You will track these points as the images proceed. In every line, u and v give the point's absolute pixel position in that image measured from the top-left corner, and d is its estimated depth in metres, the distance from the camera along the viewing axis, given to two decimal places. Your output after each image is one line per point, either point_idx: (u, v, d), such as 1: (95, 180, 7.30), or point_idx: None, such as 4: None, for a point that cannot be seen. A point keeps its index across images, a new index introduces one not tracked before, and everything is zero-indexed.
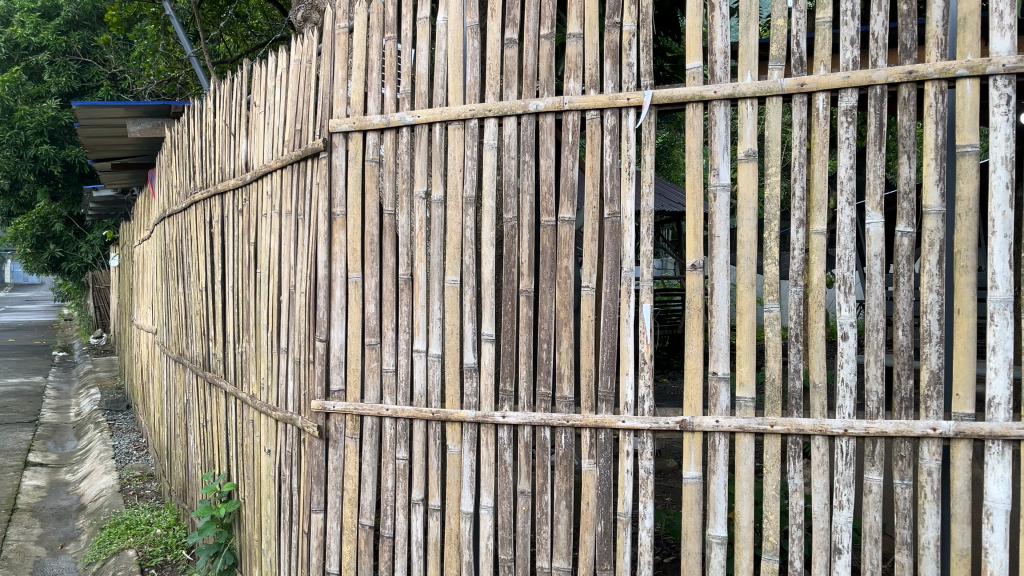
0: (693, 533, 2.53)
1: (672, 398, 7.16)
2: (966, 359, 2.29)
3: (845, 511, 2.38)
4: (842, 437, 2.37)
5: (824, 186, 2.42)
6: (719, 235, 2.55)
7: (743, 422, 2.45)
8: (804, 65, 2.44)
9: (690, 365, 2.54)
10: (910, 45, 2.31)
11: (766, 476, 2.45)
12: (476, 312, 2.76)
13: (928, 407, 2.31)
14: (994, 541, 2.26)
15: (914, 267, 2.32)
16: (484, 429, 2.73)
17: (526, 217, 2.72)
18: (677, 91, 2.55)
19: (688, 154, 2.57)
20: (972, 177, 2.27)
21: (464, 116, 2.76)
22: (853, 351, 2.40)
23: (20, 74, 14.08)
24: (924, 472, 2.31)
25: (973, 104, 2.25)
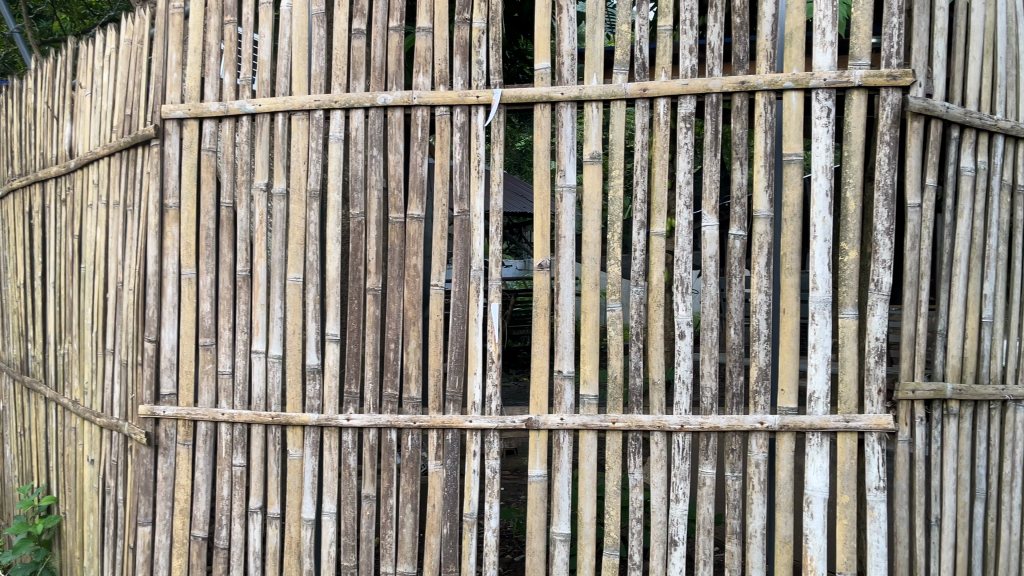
0: (537, 532, 2.55)
1: (520, 397, 7.24)
2: (790, 356, 2.43)
3: (681, 504, 2.47)
4: (679, 432, 2.45)
5: (664, 189, 2.50)
6: (565, 235, 2.57)
7: (586, 419, 2.50)
8: (646, 71, 2.50)
9: (537, 363, 2.55)
10: (742, 56, 2.43)
11: (607, 473, 2.50)
12: (320, 311, 2.67)
13: (757, 403, 2.43)
14: (813, 528, 2.40)
15: (744, 270, 2.44)
16: (328, 433, 2.63)
17: (373, 213, 2.64)
18: (525, 90, 2.56)
19: (536, 154, 2.58)
20: (796, 185, 2.41)
21: (309, 106, 2.65)
22: (689, 349, 2.47)
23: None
24: (752, 464, 2.42)
25: (798, 115, 2.38)
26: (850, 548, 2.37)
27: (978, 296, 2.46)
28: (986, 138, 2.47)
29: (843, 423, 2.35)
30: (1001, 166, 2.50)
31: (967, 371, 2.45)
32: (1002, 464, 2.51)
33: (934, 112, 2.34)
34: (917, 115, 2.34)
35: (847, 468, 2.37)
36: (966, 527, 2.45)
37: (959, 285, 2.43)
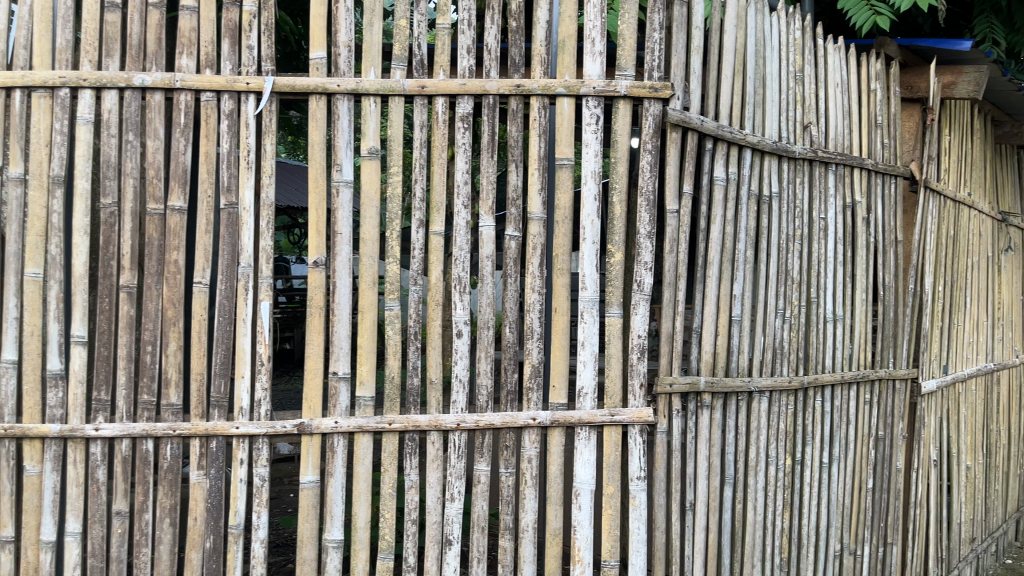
0: (309, 540, 2.45)
1: (294, 402, 6.95)
2: (561, 353, 2.51)
3: (456, 503, 2.47)
4: (454, 431, 2.45)
5: (442, 188, 2.48)
6: (341, 232, 2.49)
7: (361, 421, 2.43)
8: (425, 68, 2.48)
9: (310, 364, 2.45)
10: (518, 60, 2.47)
11: (382, 475, 2.46)
12: (64, 311, 2.41)
13: (530, 399, 2.49)
14: (581, 519, 2.48)
15: (519, 270, 2.49)
16: (72, 445, 2.38)
17: (128, 203, 2.42)
18: (298, 80, 2.45)
19: (311, 147, 2.48)
20: (568, 189, 2.49)
21: (52, 83, 2.38)
22: (466, 348, 2.48)
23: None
24: (525, 460, 2.47)
25: (570, 120, 2.46)
26: (614, 536, 2.49)
27: (729, 296, 2.68)
28: (736, 150, 2.68)
29: (609, 416, 2.46)
30: (748, 176, 2.73)
31: (718, 365, 2.65)
32: (748, 450, 2.74)
33: (690, 124, 2.51)
34: (676, 126, 2.50)
35: (612, 460, 2.48)
36: (716, 510, 2.65)
37: (711, 285, 2.63)
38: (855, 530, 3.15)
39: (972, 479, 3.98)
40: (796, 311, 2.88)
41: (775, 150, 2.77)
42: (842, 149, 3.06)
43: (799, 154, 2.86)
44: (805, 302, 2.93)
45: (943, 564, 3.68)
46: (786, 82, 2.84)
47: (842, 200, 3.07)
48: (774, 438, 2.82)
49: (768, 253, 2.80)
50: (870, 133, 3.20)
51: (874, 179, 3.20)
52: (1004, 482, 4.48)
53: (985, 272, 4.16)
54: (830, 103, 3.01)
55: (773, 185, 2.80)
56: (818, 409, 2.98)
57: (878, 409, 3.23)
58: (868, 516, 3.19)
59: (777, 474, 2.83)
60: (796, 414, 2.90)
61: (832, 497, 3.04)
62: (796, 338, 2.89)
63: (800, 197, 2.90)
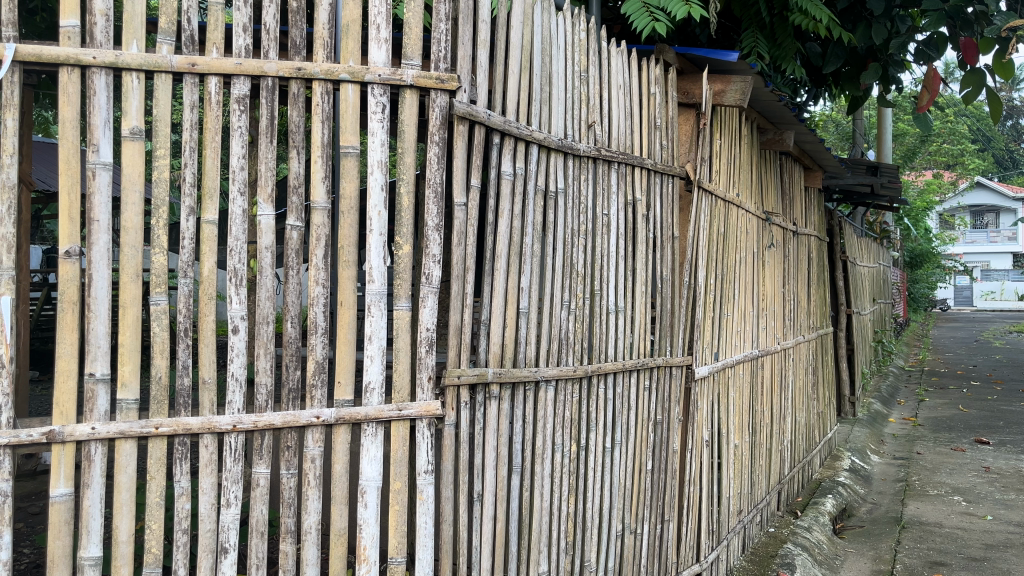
0: (61, 559, 2.22)
1: (47, 408, 6.23)
2: (347, 348, 2.43)
3: (232, 509, 2.33)
4: (230, 433, 2.31)
5: (215, 173, 2.32)
6: (99, 219, 2.26)
7: (123, 426, 2.22)
8: (195, 44, 2.31)
9: (61, 366, 2.21)
10: (299, 43, 2.36)
11: (148, 483, 2.27)
12: None
13: (313, 397, 2.38)
14: (367, 517, 2.42)
15: (302, 261, 2.37)
16: None
17: None
18: (45, 49, 2.19)
19: (62, 125, 2.23)
20: (353, 178, 2.42)
21: None
22: (243, 345, 2.34)
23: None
24: (308, 460, 2.37)
25: (354, 108, 2.38)
26: (401, 532, 2.45)
27: (516, 288, 2.72)
28: (523, 145, 2.72)
29: (396, 411, 2.42)
30: (535, 171, 2.78)
31: (506, 356, 2.69)
32: (535, 438, 2.81)
33: (477, 118, 2.52)
34: (462, 119, 2.49)
35: (399, 455, 2.44)
36: (504, 499, 2.69)
37: (499, 278, 2.66)
38: (635, 509, 3.33)
39: (739, 456, 4.34)
40: (580, 304, 2.99)
41: (560, 147, 2.85)
42: (623, 148, 3.21)
43: (583, 152, 2.97)
44: (589, 294, 3.05)
45: (713, 536, 3.99)
46: (571, 82, 2.93)
47: (624, 197, 3.22)
48: (560, 426, 2.91)
49: (555, 247, 2.88)
50: (649, 134, 3.38)
51: (653, 178, 3.39)
52: (767, 458, 4.95)
53: (751, 266, 4.55)
54: (613, 104, 3.14)
55: (559, 180, 2.88)
56: (601, 396, 3.11)
57: (656, 394, 3.44)
58: (647, 495, 3.39)
59: (562, 461, 2.92)
60: (580, 402, 3.02)
61: (615, 479, 3.19)
62: (580, 329, 3.00)
63: (584, 194, 3.01)
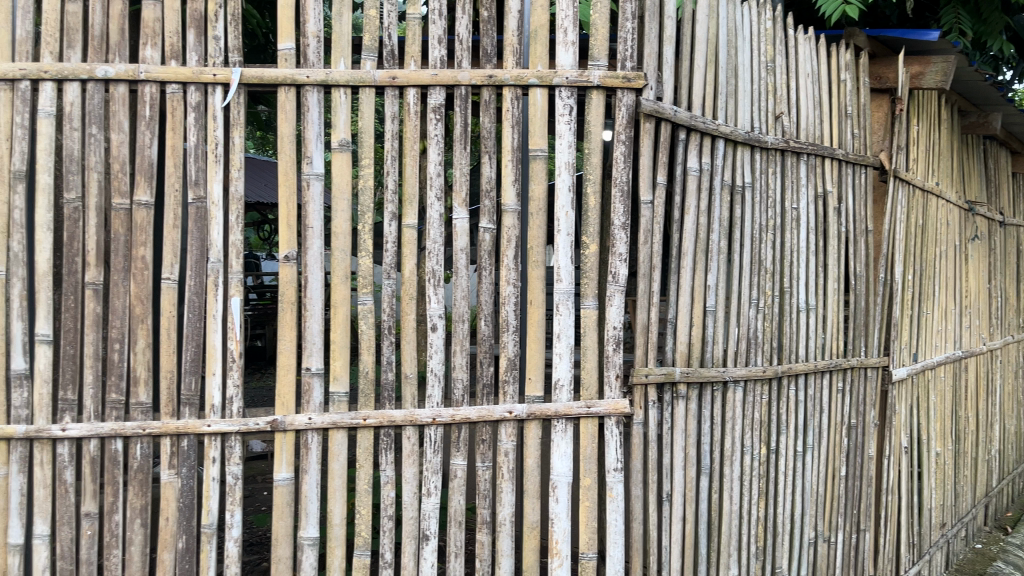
0: (284, 538, 2.42)
1: (262, 399, 6.83)
2: (537, 346, 2.48)
3: (432, 498, 2.45)
4: (431, 425, 2.43)
5: (415, 180, 2.45)
6: (313, 226, 2.45)
7: (336, 417, 2.40)
8: (395, 59, 2.45)
9: (282, 361, 2.42)
10: (490, 51, 2.45)
11: (358, 471, 2.43)
12: (28, 309, 2.36)
13: (506, 392, 2.46)
14: (558, 512, 2.47)
15: (493, 262, 2.46)
16: (39, 446, 2.34)
17: (92, 198, 2.38)
18: (267, 71, 2.40)
19: (280, 140, 2.44)
20: (542, 180, 2.47)
21: (11, 75, 2.34)
22: (441, 342, 2.47)
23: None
24: (501, 454, 2.45)
25: (543, 111, 2.44)
26: (592, 528, 2.48)
27: (703, 286, 2.68)
28: (709, 140, 2.68)
29: (585, 408, 2.44)
30: (721, 167, 2.73)
31: (694, 355, 2.65)
32: (723, 439, 2.75)
33: (663, 115, 2.50)
34: (649, 116, 2.49)
35: (589, 452, 2.46)
36: (693, 500, 2.66)
37: (686, 275, 2.63)
38: (829, 517, 3.18)
39: (941, 465, 4.04)
40: (769, 302, 2.89)
41: (747, 141, 2.78)
42: (812, 139, 3.08)
43: (771, 144, 2.87)
44: (778, 291, 2.94)
45: (914, 549, 3.73)
46: (757, 73, 2.84)
47: (814, 190, 3.09)
48: (749, 427, 2.83)
49: (742, 244, 2.80)
50: (840, 123, 3.21)
51: (845, 169, 3.22)
52: (972, 468, 4.56)
53: (953, 260, 4.22)
54: (801, 94, 3.02)
55: (746, 175, 2.80)
56: (791, 397, 3.00)
57: (851, 397, 3.27)
58: (841, 503, 3.23)
59: (752, 464, 2.84)
60: (770, 403, 2.92)
61: (807, 484, 3.07)
62: (769, 328, 2.90)
63: (772, 187, 2.91)
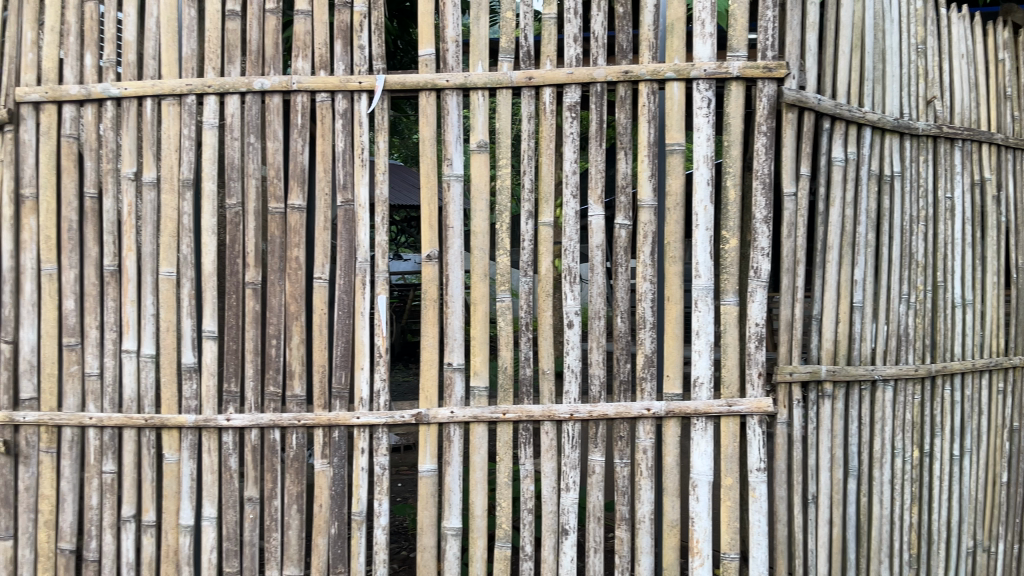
0: (429, 527, 2.51)
1: (402, 394, 7.11)
2: (675, 343, 2.45)
3: (571, 493, 2.47)
4: (568, 421, 2.44)
5: (551, 178, 2.47)
6: (453, 226, 2.52)
7: (477, 411, 2.46)
8: (531, 59, 2.48)
9: (426, 356, 2.51)
10: (626, 46, 2.44)
11: (498, 464, 2.48)
12: (196, 307, 2.54)
13: (643, 389, 2.44)
14: (699, 511, 2.44)
15: (630, 259, 2.43)
16: (206, 434, 2.52)
17: (252, 203, 2.54)
18: (409, 77, 2.49)
19: (422, 143, 2.52)
20: (679, 174, 2.44)
21: (179, 90, 2.51)
22: (578, 339, 2.46)
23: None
24: (640, 451, 2.44)
25: (680, 105, 2.40)
26: (734, 529, 2.43)
27: (850, 281, 2.57)
28: (855, 129, 2.57)
29: (726, 407, 2.40)
30: (869, 156, 2.61)
31: (840, 353, 2.56)
32: (873, 441, 2.63)
33: (807, 104, 2.42)
34: (792, 106, 2.41)
35: (730, 451, 2.42)
36: (840, 504, 2.56)
37: (831, 271, 2.54)
38: (989, 525, 2.98)
39: None
40: (922, 297, 2.74)
41: (896, 128, 2.64)
42: (968, 124, 2.89)
43: (923, 131, 2.72)
44: (931, 286, 2.79)
45: None
46: (907, 56, 2.71)
47: (970, 177, 2.90)
48: (900, 429, 2.70)
49: (892, 236, 2.67)
50: (999, 105, 3.00)
51: (1005, 154, 3.01)
52: None
53: None
54: (955, 77, 2.85)
55: (895, 163, 2.67)
56: (947, 398, 2.83)
57: (1013, 398, 3.05)
58: (1003, 511, 3.02)
59: (904, 467, 2.71)
60: (923, 404, 2.77)
61: (965, 490, 2.89)
62: (922, 325, 2.76)
63: (924, 176, 2.76)
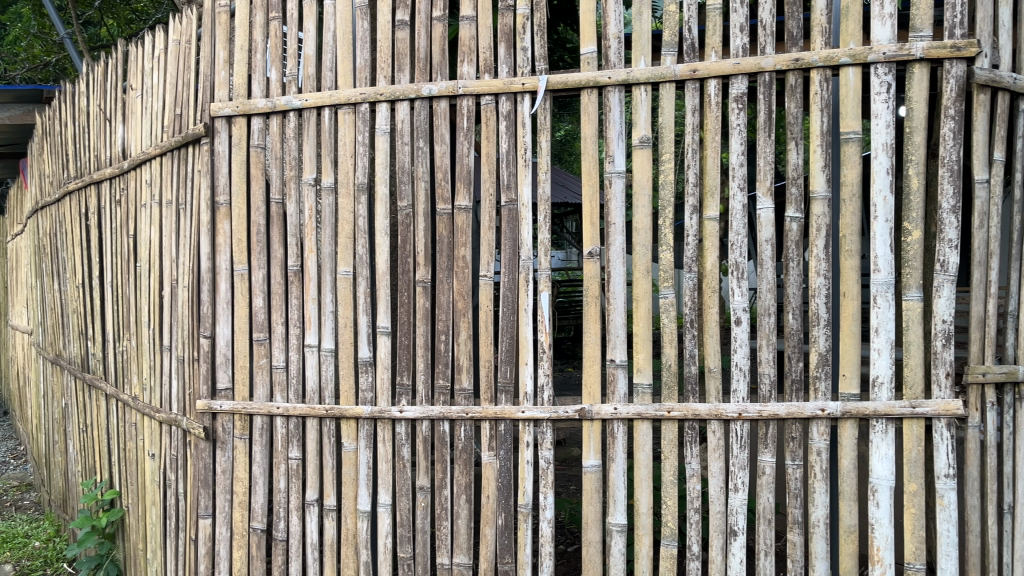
0: (594, 522, 2.53)
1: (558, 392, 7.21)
2: (852, 341, 2.35)
3: (740, 494, 2.41)
4: (737, 420, 2.39)
5: (717, 172, 2.41)
6: (615, 223, 2.50)
7: (641, 408, 2.44)
8: (696, 52, 2.43)
9: (588, 352, 2.52)
10: (796, 32, 2.34)
11: (663, 462, 2.46)
12: (370, 304, 2.68)
13: (817, 389, 2.35)
14: (879, 517, 2.32)
15: (802, 253, 2.35)
16: (381, 425, 2.65)
17: (421, 205, 2.64)
18: (572, 76, 2.51)
19: (584, 141, 2.53)
20: (855, 164, 2.33)
21: (354, 99, 2.65)
22: (746, 336, 2.40)
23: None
24: (814, 452, 2.35)
25: (856, 91, 2.30)
26: (919, 537, 2.30)
27: None
28: None
29: (910, 409, 2.25)
30: None
31: None
32: None
33: (1001, 84, 2.25)
34: (984, 87, 2.25)
35: (914, 456, 2.28)
36: None
37: None
38: None
39: None
40: None
41: None
42: None
43: None
44: None
45: None
46: None
47: None
48: None
49: None
50: None
51: None
52: None
53: None
54: None
55: None
56: None
57: None
58: None
59: None
60: None
61: None
62: None
63: None
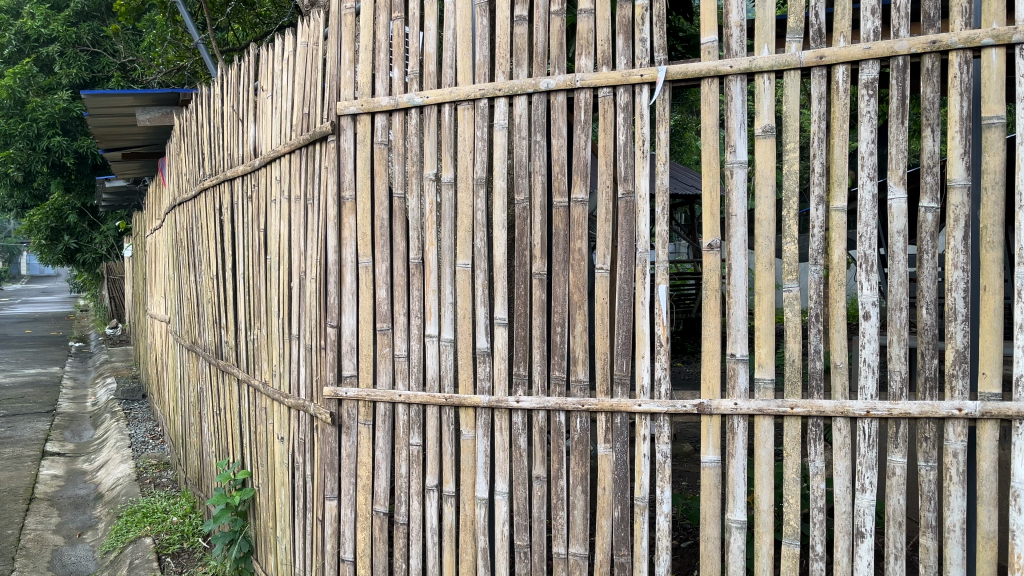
0: (712, 518, 2.50)
1: None
2: (992, 338, 2.22)
3: (868, 495, 2.33)
4: (865, 419, 2.30)
5: (845, 161, 2.33)
6: (736, 214, 2.45)
7: (762, 404, 2.39)
8: (823, 37, 2.35)
9: (707, 347, 2.48)
10: (933, 14, 2.25)
11: (786, 460, 2.40)
12: (488, 296, 2.72)
13: (953, 387, 2.23)
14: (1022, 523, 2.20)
15: (937, 244, 2.24)
16: (498, 414, 2.70)
17: (538, 198, 2.66)
18: (691, 66, 2.46)
19: (704, 131, 2.48)
20: (998, 150, 2.18)
21: (473, 95, 2.69)
22: (875, 331, 2.31)
23: (7, 44, 13.49)
24: (949, 454, 2.24)
25: (999, 73, 2.17)
26: None
27: None
28: None
29: None
30: None
31: None
32: None
33: None
34: None
35: None
36: None
37: None
38: None
39: None
40: None
41: None
42: None
43: None
44: None
45: None
46: None
47: None
48: None
49: None
50: None
51: None
52: None
53: None
54: None
55: None
56: None
57: None
58: None
59: None
60: None
61: None
62: None
63: None
